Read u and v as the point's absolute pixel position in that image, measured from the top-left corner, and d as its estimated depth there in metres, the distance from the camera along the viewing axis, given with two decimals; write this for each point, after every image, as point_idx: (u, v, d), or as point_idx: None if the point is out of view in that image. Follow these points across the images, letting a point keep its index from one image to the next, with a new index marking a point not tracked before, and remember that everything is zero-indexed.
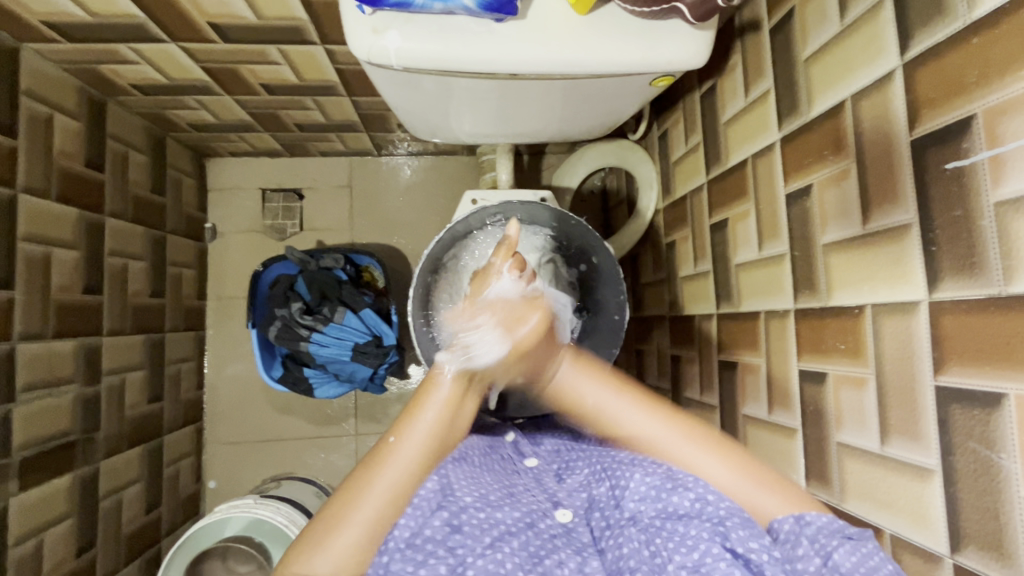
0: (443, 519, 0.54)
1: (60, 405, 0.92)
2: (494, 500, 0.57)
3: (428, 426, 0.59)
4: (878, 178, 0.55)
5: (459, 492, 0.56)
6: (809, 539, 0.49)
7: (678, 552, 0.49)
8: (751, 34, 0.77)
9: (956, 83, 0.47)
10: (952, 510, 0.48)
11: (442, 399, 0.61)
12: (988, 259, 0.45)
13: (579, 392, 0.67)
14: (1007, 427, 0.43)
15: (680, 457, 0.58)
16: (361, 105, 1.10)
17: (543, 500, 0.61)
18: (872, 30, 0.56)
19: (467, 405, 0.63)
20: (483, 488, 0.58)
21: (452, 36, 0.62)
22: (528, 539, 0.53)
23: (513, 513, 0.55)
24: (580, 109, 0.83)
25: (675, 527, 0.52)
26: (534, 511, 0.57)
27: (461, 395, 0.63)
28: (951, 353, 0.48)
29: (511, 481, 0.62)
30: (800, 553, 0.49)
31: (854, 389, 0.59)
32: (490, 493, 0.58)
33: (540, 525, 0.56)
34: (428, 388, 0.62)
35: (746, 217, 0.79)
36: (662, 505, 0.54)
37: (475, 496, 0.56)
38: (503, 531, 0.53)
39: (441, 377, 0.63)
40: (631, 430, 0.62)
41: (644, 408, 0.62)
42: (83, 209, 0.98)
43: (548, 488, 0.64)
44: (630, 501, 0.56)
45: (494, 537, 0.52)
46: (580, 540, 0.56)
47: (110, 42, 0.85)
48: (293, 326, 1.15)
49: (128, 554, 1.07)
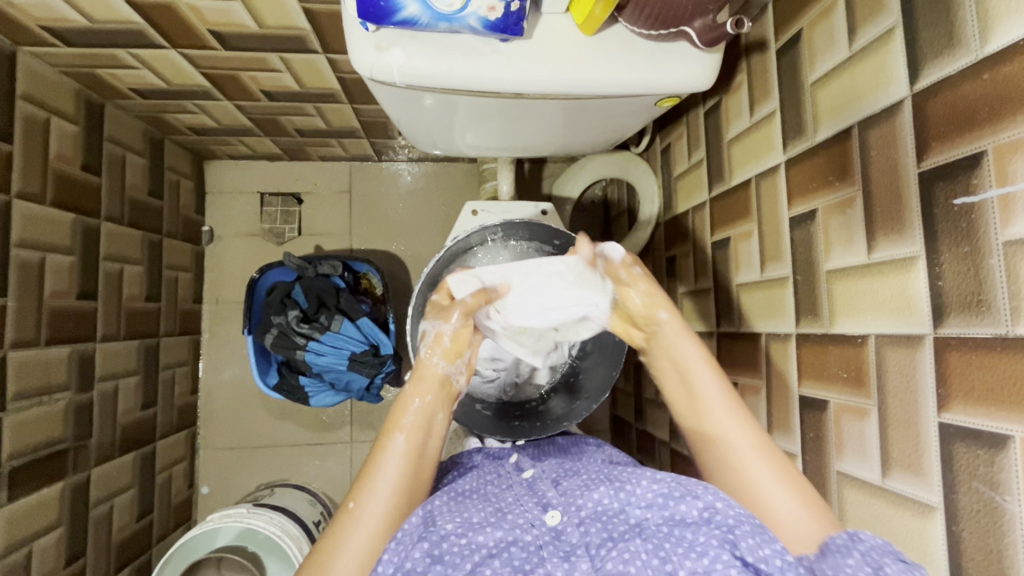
0: (425, 549, 0.52)
1: (52, 412, 0.91)
2: (478, 522, 0.56)
3: (387, 484, 0.61)
4: (884, 207, 0.55)
5: (440, 520, 0.55)
6: (860, 552, 0.48)
7: (689, 558, 0.48)
8: (757, 54, 0.77)
9: (966, 117, 0.47)
10: (954, 548, 0.48)
11: (399, 454, 0.63)
12: (996, 297, 0.44)
13: (686, 359, 0.68)
14: (1012, 469, 0.43)
15: (734, 449, 0.61)
16: (363, 112, 1.09)
17: (532, 507, 0.58)
18: (881, 58, 0.55)
19: (433, 442, 0.66)
20: (465, 512, 0.57)
21: (456, 55, 0.61)
22: (514, 556, 0.52)
23: (495, 533, 0.54)
24: (583, 127, 0.82)
25: (683, 534, 0.51)
26: (519, 526, 0.55)
27: (424, 433, 0.65)
28: (955, 390, 0.47)
29: (501, 496, 0.61)
30: (850, 562, 0.47)
31: (855, 419, 0.58)
32: (472, 516, 0.56)
33: (525, 539, 0.54)
34: (384, 443, 0.64)
35: (748, 237, 0.79)
36: (668, 513, 0.53)
37: (456, 521, 0.55)
38: (486, 554, 0.52)
39: (398, 425, 0.65)
40: (713, 413, 0.64)
41: (732, 406, 0.64)
42: (78, 214, 0.97)
43: (540, 493, 0.61)
44: (636, 508, 0.54)
45: (477, 560, 0.52)
46: (568, 543, 0.53)
47: (109, 47, 0.84)
48: (290, 333, 1.15)
49: (119, 562, 1.06)
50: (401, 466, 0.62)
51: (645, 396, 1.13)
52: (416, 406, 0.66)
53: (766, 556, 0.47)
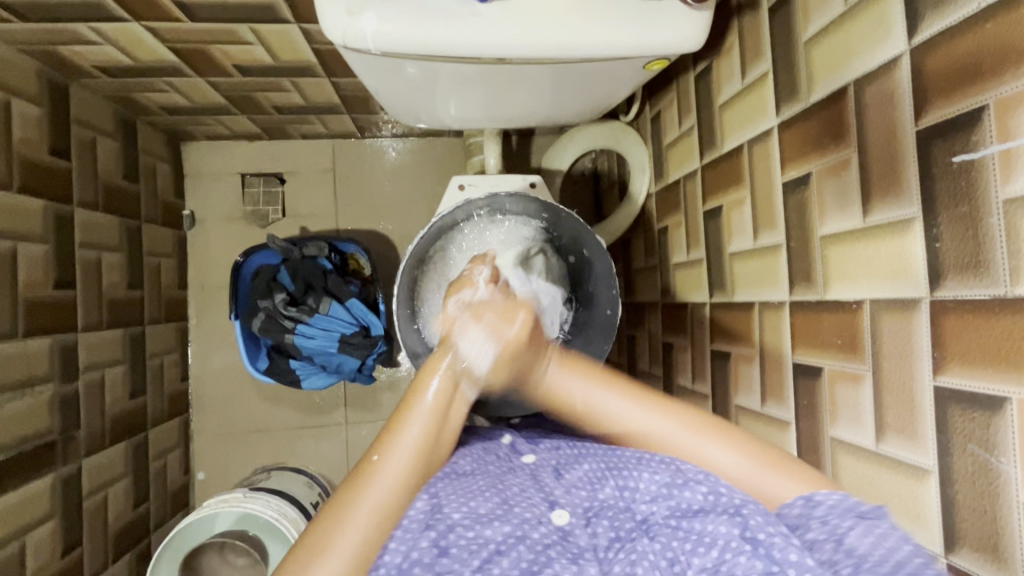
0: (431, 539, 0.50)
1: (37, 405, 0.89)
2: (485, 515, 0.53)
3: (413, 443, 0.56)
4: (880, 168, 0.53)
5: (447, 508, 0.53)
6: (820, 518, 0.47)
7: (697, 554, 0.48)
8: (749, 13, 0.74)
9: (968, 71, 0.44)
10: (948, 511, 0.48)
11: (426, 415, 0.58)
12: (994, 258, 0.43)
13: (572, 399, 0.63)
14: (1008, 431, 0.42)
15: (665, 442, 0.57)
16: (342, 86, 1.05)
17: (539, 503, 0.55)
18: (877, 12, 0.53)
19: (458, 413, 0.61)
20: (472, 500, 0.54)
21: (434, 18, 0.58)
22: (520, 556, 0.49)
23: (502, 528, 0.51)
24: (570, 94, 0.80)
25: (691, 527, 0.50)
26: (527, 521, 0.52)
27: (452, 392, 0.61)
28: (951, 353, 0.47)
29: (505, 483, 0.58)
30: (813, 531, 0.47)
31: (850, 385, 0.58)
32: (480, 505, 0.54)
33: (531, 538, 0.51)
34: (412, 400, 0.59)
35: (741, 205, 0.77)
36: (673, 502, 0.52)
37: (464, 511, 0.52)
38: (493, 549, 0.50)
39: (426, 387, 0.60)
40: (617, 418, 0.60)
41: (644, 405, 0.59)
42: (50, 201, 0.94)
43: (544, 486, 0.58)
44: (641, 503, 0.54)
45: (484, 558, 0.49)
46: (576, 546, 0.51)
47: (68, 22, 0.79)
48: (277, 317, 1.12)
49: (117, 550, 1.05)
50: (430, 425, 0.58)
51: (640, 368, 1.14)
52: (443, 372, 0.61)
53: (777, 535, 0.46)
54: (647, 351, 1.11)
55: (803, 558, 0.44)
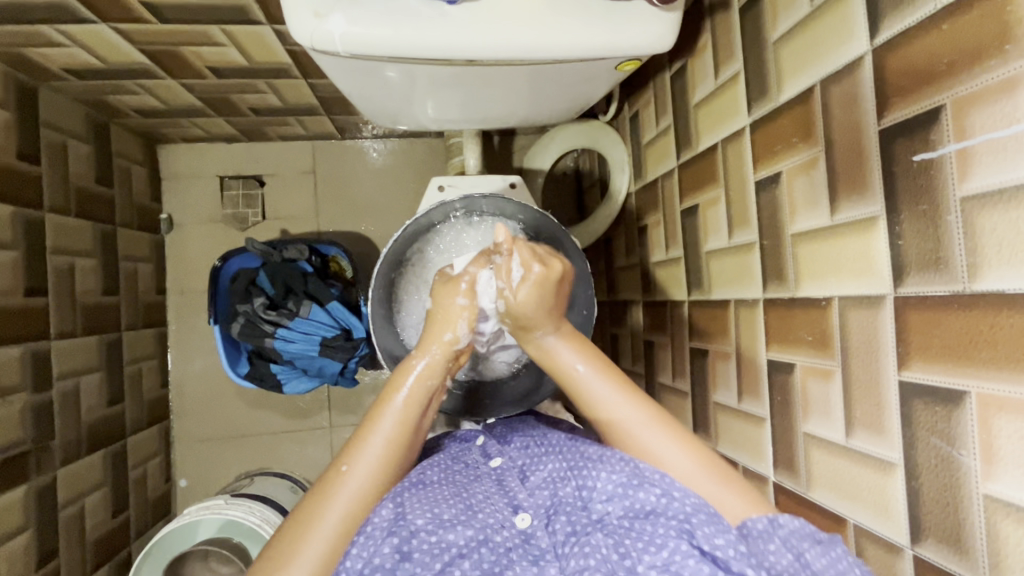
0: (393, 544, 0.51)
1: (8, 415, 0.87)
2: (448, 519, 0.54)
3: (380, 448, 0.58)
4: (846, 166, 0.54)
5: (411, 514, 0.53)
6: (781, 537, 0.48)
7: (647, 551, 0.47)
8: (720, 13, 0.74)
9: (925, 72, 0.45)
10: (914, 503, 0.49)
11: (393, 421, 0.60)
12: (953, 255, 0.44)
13: (570, 366, 0.61)
14: (969, 424, 0.43)
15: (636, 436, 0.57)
16: (319, 88, 1.04)
17: (502, 507, 0.57)
18: (842, 13, 0.54)
19: (428, 416, 0.63)
20: (436, 505, 0.55)
21: (403, 20, 0.58)
22: (483, 558, 0.51)
23: (465, 533, 0.52)
24: (546, 94, 0.80)
25: (643, 527, 0.50)
26: (490, 526, 0.54)
27: (421, 406, 0.62)
28: (914, 348, 0.48)
29: (470, 490, 0.59)
30: (772, 548, 0.47)
31: (821, 380, 0.58)
32: (443, 511, 0.54)
33: (495, 540, 0.52)
34: (382, 404, 0.61)
35: (716, 203, 0.78)
36: (629, 502, 0.52)
37: (427, 516, 0.53)
38: (455, 553, 0.51)
39: (396, 392, 0.62)
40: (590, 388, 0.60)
41: (625, 395, 0.59)
42: (19, 206, 0.92)
43: (509, 490, 0.59)
44: (597, 502, 0.54)
45: (445, 561, 0.50)
46: (538, 547, 0.52)
47: (32, 24, 0.78)
48: (257, 321, 1.11)
49: (95, 561, 1.04)
50: (393, 439, 0.59)
51: (622, 366, 1.15)
52: (412, 375, 0.63)
53: (721, 545, 0.46)
54: (628, 349, 1.12)
55: (745, 567, 0.45)
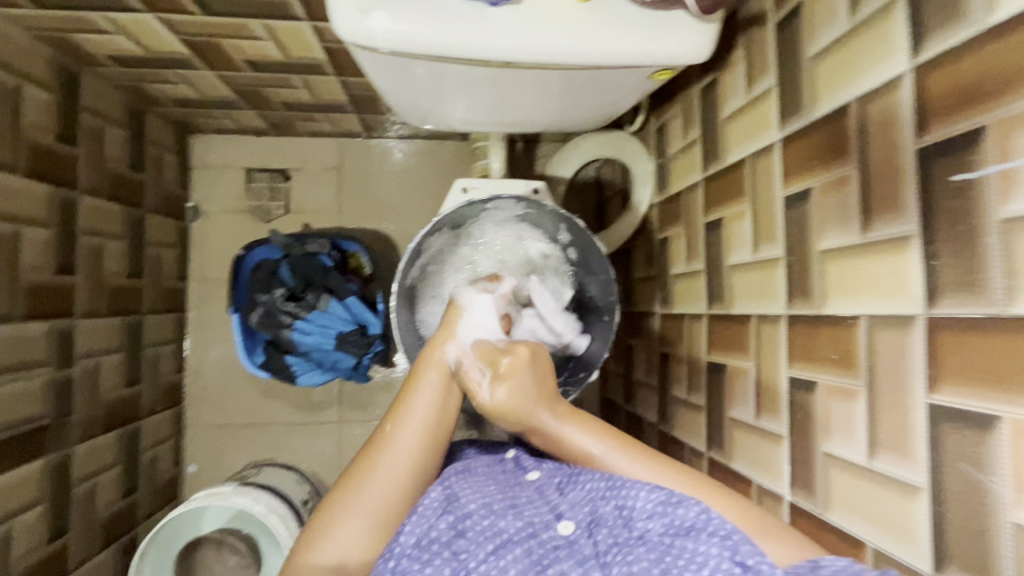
0: (450, 521, 0.56)
1: (29, 389, 0.88)
2: (499, 509, 0.58)
3: (424, 411, 0.63)
4: (880, 185, 0.53)
5: (463, 499, 0.59)
6: (834, 575, 0.43)
7: (689, 568, 0.45)
8: (756, 29, 0.74)
9: (970, 92, 0.45)
10: (938, 529, 0.48)
11: (432, 387, 0.65)
12: (991, 276, 0.43)
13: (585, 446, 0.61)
14: (1001, 450, 0.42)
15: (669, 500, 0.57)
16: (351, 85, 1.06)
17: (545, 511, 0.58)
18: (884, 30, 0.53)
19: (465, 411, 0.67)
20: (488, 496, 0.59)
21: (443, 19, 0.59)
22: (526, 553, 0.52)
23: (516, 522, 0.55)
24: (576, 101, 0.80)
25: (685, 544, 0.48)
26: (535, 523, 0.56)
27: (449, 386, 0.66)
28: (946, 370, 0.47)
29: (516, 491, 0.62)
30: (820, 563, 0.44)
31: (844, 401, 0.58)
32: (495, 501, 0.59)
33: (541, 537, 0.54)
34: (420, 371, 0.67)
35: (742, 217, 0.77)
36: (668, 519, 0.50)
37: (479, 503, 0.58)
38: (505, 539, 0.54)
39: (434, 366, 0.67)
40: (604, 461, 0.60)
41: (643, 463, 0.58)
42: (55, 186, 0.94)
43: (551, 499, 0.60)
44: (638, 519, 0.52)
45: (496, 544, 0.53)
46: (581, 552, 0.52)
47: (83, 10, 0.80)
48: (276, 312, 1.13)
49: (103, 540, 1.05)
50: (438, 395, 0.65)
51: (636, 377, 1.14)
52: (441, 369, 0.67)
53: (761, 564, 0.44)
54: (643, 361, 1.12)
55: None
